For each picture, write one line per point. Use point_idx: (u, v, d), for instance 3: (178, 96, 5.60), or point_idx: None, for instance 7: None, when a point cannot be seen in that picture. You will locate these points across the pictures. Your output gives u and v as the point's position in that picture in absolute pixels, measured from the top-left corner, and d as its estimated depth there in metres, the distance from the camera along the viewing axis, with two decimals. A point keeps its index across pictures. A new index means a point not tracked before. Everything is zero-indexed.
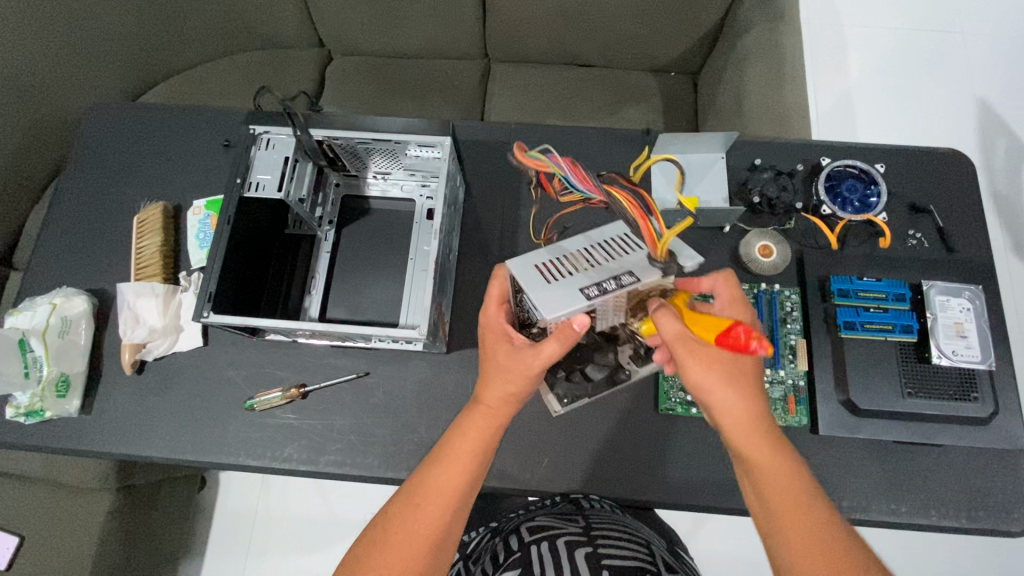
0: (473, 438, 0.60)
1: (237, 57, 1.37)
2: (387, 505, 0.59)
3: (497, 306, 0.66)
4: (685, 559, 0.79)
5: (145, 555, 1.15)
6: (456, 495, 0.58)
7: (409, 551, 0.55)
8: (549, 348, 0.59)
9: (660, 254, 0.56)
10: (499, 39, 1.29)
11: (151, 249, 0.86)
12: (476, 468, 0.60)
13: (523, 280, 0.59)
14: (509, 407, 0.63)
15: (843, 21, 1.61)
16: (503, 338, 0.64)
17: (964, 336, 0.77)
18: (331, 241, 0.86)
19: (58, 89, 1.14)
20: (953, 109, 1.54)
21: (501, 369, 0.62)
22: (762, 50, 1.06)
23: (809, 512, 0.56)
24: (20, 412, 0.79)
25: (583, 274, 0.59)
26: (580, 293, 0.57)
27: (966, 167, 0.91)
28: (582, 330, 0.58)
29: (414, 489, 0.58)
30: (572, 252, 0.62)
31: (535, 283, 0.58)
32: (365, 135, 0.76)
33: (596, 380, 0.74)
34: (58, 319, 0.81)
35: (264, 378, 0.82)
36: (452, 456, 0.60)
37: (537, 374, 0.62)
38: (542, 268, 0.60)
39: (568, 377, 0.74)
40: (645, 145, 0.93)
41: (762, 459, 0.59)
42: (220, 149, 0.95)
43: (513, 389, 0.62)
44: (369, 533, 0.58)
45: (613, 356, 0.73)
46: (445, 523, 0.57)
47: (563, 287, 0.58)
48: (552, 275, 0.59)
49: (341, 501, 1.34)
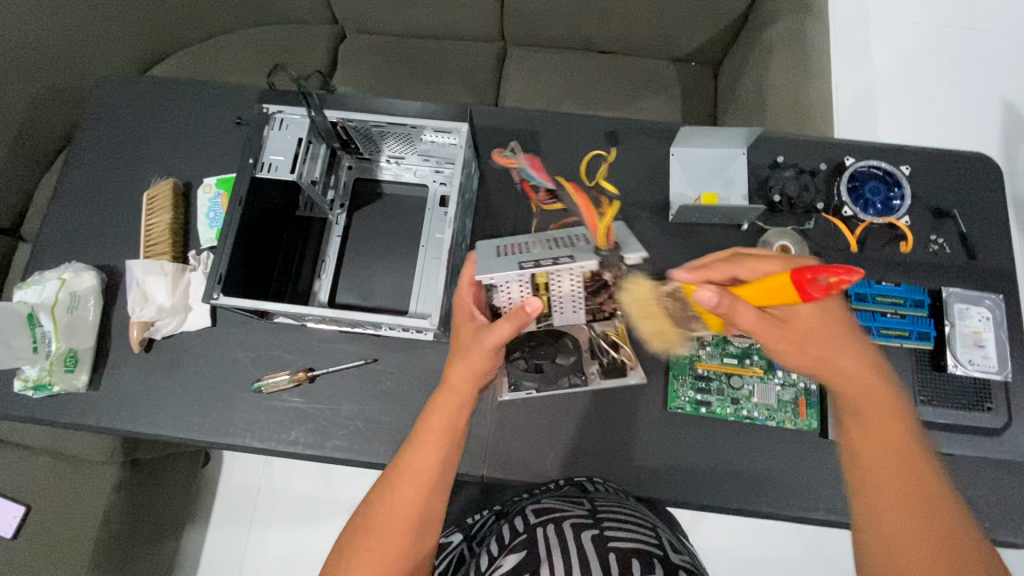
0: (440, 417, 0.60)
1: (250, 31, 1.35)
2: (370, 493, 0.59)
3: (468, 286, 0.63)
4: (685, 540, 0.77)
5: (152, 528, 1.16)
6: (428, 479, 0.57)
7: (390, 532, 0.55)
8: (500, 330, 0.58)
9: (603, 240, 0.61)
10: (517, 22, 1.26)
11: (161, 227, 0.85)
12: (445, 451, 0.58)
13: (479, 248, 0.65)
14: (470, 388, 0.61)
15: (868, 15, 1.57)
16: (468, 318, 0.64)
17: (982, 346, 0.76)
18: (342, 224, 0.85)
19: (68, 57, 1.12)
20: (976, 109, 1.50)
21: (462, 350, 0.61)
22: (788, 42, 1.03)
23: (912, 472, 0.51)
24: (29, 386, 0.78)
25: (529, 254, 0.62)
26: (515, 264, 0.60)
27: (993, 171, 0.88)
28: (535, 314, 0.57)
29: (391, 474, 0.58)
30: (536, 240, 0.66)
31: (487, 254, 0.63)
32: (381, 119, 0.74)
33: (550, 374, 0.76)
34: (67, 294, 0.81)
35: (272, 361, 0.81)
36: (422, 436, 0.59)
37: (493, 356, 0.60)
38: (500, 248, 0.64)
39: (524, 365, 0.76)
40: (665, 137, 0.90)
41: (883, 417, 0.54)
42: (232, 126, 0.93)
43: (471, 367, 0.60)
44: (354, 521, 0.58)
45: (575, 359, 0.76)
46: (422, 503, 0.56)
47: (506, 260, 0.61)
48: (505, 251, 0.64)
49: (342, 480, 1.35)
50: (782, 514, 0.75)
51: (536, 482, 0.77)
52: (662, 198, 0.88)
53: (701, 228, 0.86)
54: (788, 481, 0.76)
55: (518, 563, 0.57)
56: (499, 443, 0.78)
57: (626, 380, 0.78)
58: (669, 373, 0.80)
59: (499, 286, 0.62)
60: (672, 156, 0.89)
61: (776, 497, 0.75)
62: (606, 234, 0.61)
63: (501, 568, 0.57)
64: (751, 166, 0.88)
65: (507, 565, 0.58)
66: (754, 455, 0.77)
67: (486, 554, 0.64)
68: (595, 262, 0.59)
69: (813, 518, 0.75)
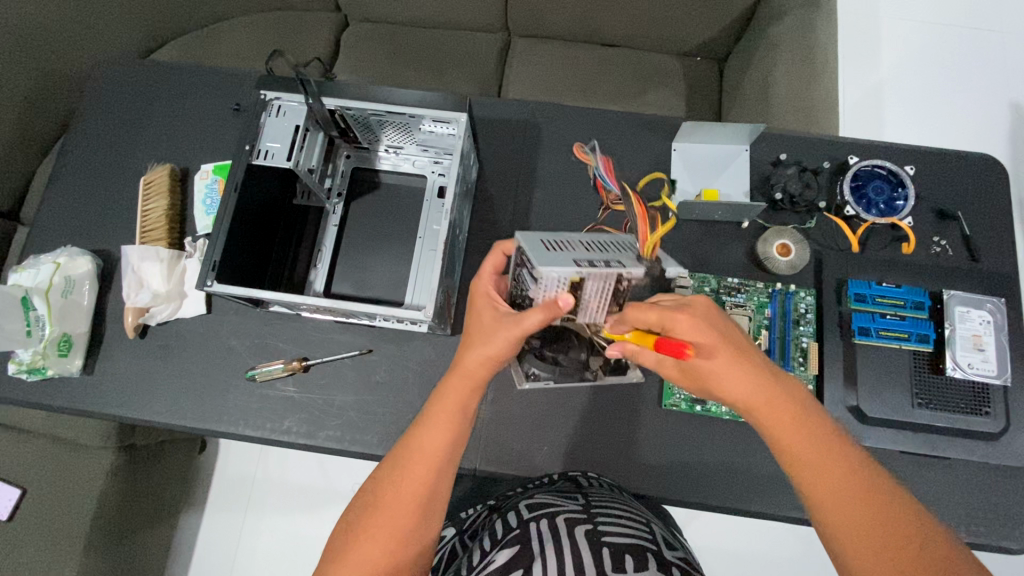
0: (451, 400, 0.59)
1: (251, 17, 1.34)
2: (375, 472, 0.59)
3: (489, 274, 0.64)
4: (678, 536, 0.77)
5: (147, 513, 1.16)
6: (440, 457, 0.57)
7: (399, 508, 0.54)
8: (532, 320, 0.55)
9: (648, 250, 0.59)
10: (521, 13, 1.25)
11: (157, 213, 0.84)
12: (460, 429, 0.58)
13: (524, 238, 0.57)
14: (485, 371, 0.59)
15: (878, 13, 1.55)
16: (490, 305, 0.62)
17: (982, 350, 0.75)
18: (339, 214, 0.84)
19: (68, 40, 1.11)
20: (984, 110, 1.48)
21: (483, 332, 0.60)
22: (795, 38, 1.02)
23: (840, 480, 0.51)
24: (22, 369, 0.78)
25: (582, 252, 0.55)
26: (570, 261, 0.53)
27: (998, 172, 0.87)
28: (568, 308, 0.54)
29: (401, 452, 0.58)
30: (581, 239, 0.59)
31: (535, 245, 0.56)
32: (379, 107, 0.74)
33: (564, 368, 0.73)
34: (61, 279, 0.81)
35: (267, 350, 0.81)
36: (434, 417, 0.58)
37: (518, 343, 0.58)
38: (547, 240, 0.57)
39: (539, 358, 0.72)
40: (667, 132, 0.89)
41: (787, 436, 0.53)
42: (230, 112, 0.92)
43: (491, 352, 0.58)
44: (360, 499, 0.57)
45: (586, 354, 0.72)
46: (432, 483, 0.56)
47: (558, 253, 0.54)
48: (553, 245, 0.56)
49: (337, 469, 1.35)
50: (777, 515, 0.75)
51: (530, 476, 0.77)
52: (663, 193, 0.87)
53: (701, 224, 0.85)
54: (782, 481, 0.76)
55: (510, 558, 0.57)
56: (492, 437, 0.77)
57: (624, 377, 0.77)
58: None
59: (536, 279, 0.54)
60: (674, 152, 0.88)
61: (769, 497, 0.75)
62: (653, 244, 0.60)
63: (493, 563, 0.57)
64: (753, 163, 0.87)
65: (499, 560, 0.58)
66: (749, 454, 0.77)
67: (479, 549, 0.64)
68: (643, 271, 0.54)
69: (808, 519, 0.74)
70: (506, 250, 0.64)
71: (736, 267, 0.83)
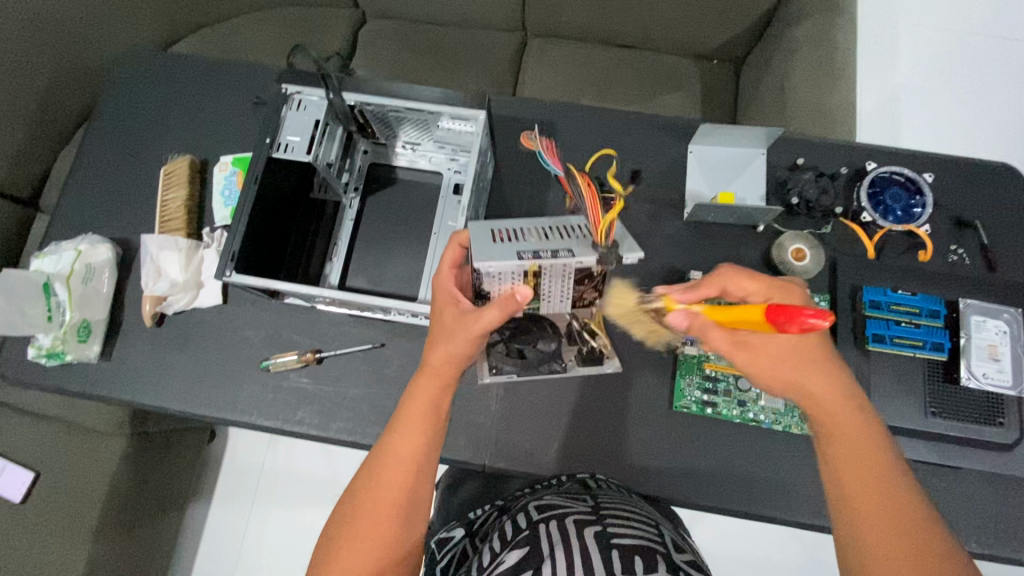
0: (423, 403, 0.59)
1: (270, 12, 1.35)
2: (353, 481, 0.58)
3: (448, 270, 0.63)
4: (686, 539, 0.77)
5: (156, 501, 1.17)
6: (416, 461, 0.56)
7: (379, 516, 0.54)
8: (490, 316, 0.57)
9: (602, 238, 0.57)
10: (538, 13, 1.25)
11: (177, 203, 0.86)
12: (433, 429, 0.58)
13: (474, 233, 0.60)
14: (451, 369, 0.60)
15: (897, 20, 1.53)
16: (450, 302, 0.62)
17: (998, 360, 0.74)
18: (355, 209, 0.85)
19: (89, 31, 1.12)
20: (1002, 120, 1.46)
21: (445, 330, 0.60)
22: (814, 42, 1.01)
23: (878, 477, 0.51)
24: (42, 353, 0.79)
25: (531, 242, 0.59)
26: (514, 254, 0.56)
27: (1017, 182, 0.87)
28: (524, 302, 0.57)
29: (375, 459, 0.57)
30: (534, 226, 0.61)
31: (482, 239, 0.59)
32: (399, 104, 0.74)
33: (531, 359, 0.74)
34: (82, 266, 0.81)
35: (282, 341, 0.82)
36: (407, 422, 0.58)
37: (479, 340, 0.59)
38: (497, 230, 0.60)
39: (506, 350, 0.73)
40: (684, 134, 0.89)
41: (842, 427, 0.54)
42: (249, 106, 0.93)
43: (451, 350, 0.59)
44: (340, 509, 0.56)
45: (556, 344, 0.74)
46: (411, 487, 0.55)
47: (504, 245, 0.58)
48: (502, 237, 0.59)
49: (344, 462, 1.36)
50: (785, 520, 0.74)
51: (539, 474, 0.77)
52: (678, 195, 0.87)
53: (716, 227, 0.85)
54: (792, 487, 0.75)
55: (521, 559, 0.57)
56: (502, 434, 0.78)
57: (601, 367, 0.79)
58: (675, 372, 0.79)
59: (493, 274, 0.59)
60: (690, 153, 0.88)
61: (779, 502, 0.75)
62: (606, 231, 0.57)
63: (504, 563, 0.58)
64: (770, 167, 0.87)
65: (511, 560, 0.58)
66: (758, 459, 0.76)
67: (489, 549, 0.64)
68: (639, 257, 0.58)
69: (817, 525, 0.74)
70: (462, 242, 0.62)
71: (750, 270, 0.83)
